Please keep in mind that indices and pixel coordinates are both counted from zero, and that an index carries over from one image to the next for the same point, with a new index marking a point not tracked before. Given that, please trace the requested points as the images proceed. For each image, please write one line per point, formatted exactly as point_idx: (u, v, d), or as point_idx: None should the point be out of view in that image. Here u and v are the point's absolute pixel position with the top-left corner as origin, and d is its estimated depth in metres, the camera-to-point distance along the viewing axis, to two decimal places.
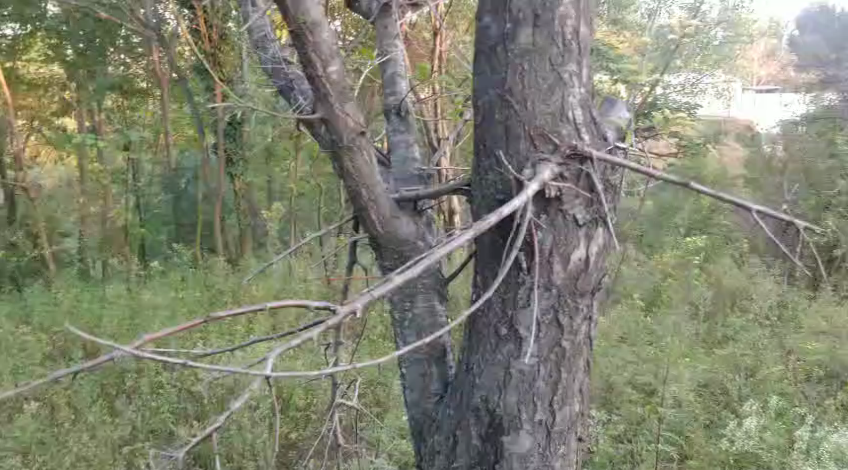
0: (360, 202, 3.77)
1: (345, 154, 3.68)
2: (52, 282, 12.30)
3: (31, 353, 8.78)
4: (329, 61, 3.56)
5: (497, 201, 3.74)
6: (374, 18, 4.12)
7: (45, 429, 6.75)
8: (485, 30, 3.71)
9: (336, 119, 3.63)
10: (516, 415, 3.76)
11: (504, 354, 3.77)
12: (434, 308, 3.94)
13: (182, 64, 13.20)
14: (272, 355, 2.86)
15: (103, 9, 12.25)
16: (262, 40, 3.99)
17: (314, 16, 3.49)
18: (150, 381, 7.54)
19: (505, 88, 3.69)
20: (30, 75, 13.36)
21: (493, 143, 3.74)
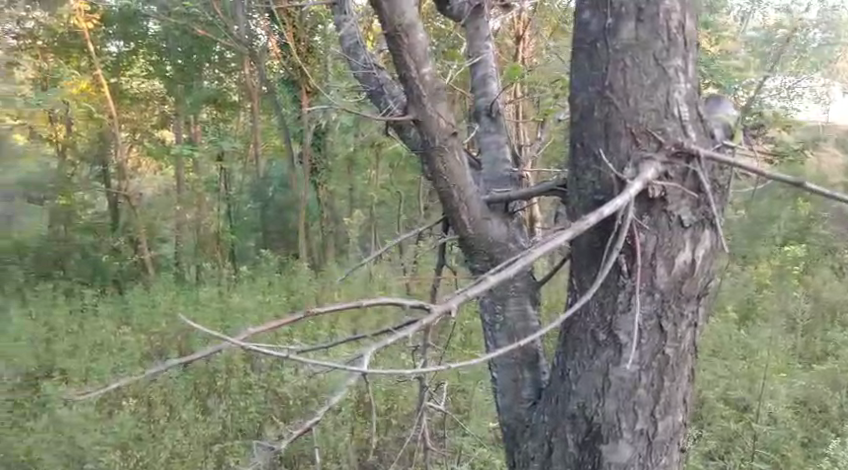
0: (450, 204, 3.44)
1: (436, 156, 3.36)
2: (148, 285, 12.72)
3: (130, 352, 9.18)
4: (423, 63, 3.22)
5: (595, 202, 3.10)
6: (464, 21, 3.81)
7: (143, 425, 7.08)
8: (583, 27, 3.10)
9: (429, 120, 3.30)
10: (615, 424, 3.15)
11: (603, 362, 3.15)
12: (526, 312, 3.56)
13: (270, 77, 13.59)
14: (367, 351, 2.57)
15: (200, 27, 12.82)
16: (354, 46, 3.94)
17: (410, 17, 3.16)
18: (239, 381, 7.84)
19: (604, 84, 3.06)
20: (134, 90, 14.02)
21: (591, 142, 3.10)
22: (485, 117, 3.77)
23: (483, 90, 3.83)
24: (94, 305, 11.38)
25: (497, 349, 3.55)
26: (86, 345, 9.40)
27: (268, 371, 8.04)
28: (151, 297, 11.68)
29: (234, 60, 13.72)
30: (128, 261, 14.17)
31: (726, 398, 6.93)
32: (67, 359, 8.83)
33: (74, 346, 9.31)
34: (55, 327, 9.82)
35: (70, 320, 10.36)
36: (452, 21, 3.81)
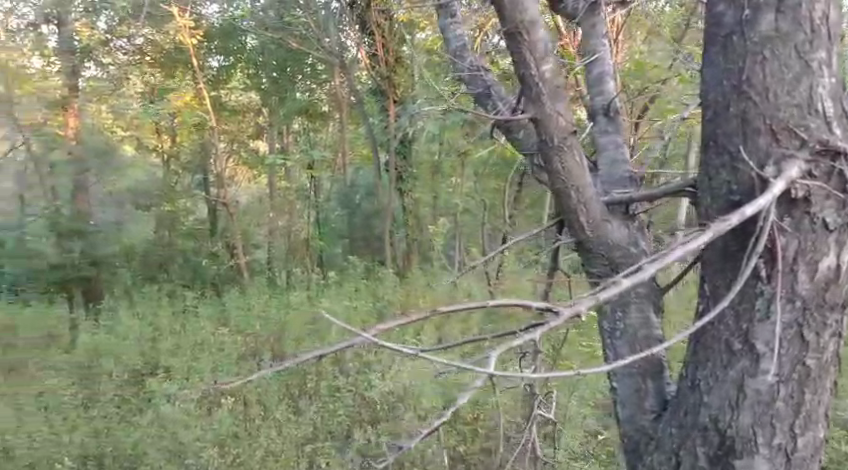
0: (569, 205, 3.46)
1: (555, 155, 3.38)
2: (243, 288, 13.09)
3: (228, 352, 9.48)
4: (543, 60, 3.27)
5: (731, 203, 3.09)
6: (579, 19, 3.85)
7: (240, 423, 7.57)
8: (717, 19, 3.11)
9: (549, 119, 3.33)
10: (751, 438, 3.08)
11: (737, 373, 3.09)
12: (648, 320, 3.54)
13: (359, 87, 13.73)
14: (495, 351, 2.53)
15: (294, 40, 13.08)
16: (460, 50, 4.04)
17: (532, 14, 3.20)
18: (328, 385, 8.33)
19: (741, 79, 3.04)
20: (232, 103, 14.14)
21: (726, 140, 3.10)
22: (602, 116, 3.82)
23: (600, 91, 3.82)
24: (195, 306, 11.87)
25: (617, 357, 3.52)
26: (187, 345, 9.79)
27: (356, 374, 8.58)
28: (247, 299, 11.98)
29: (326, 71, 13.83)
30: (225, 266, 14.42)
31: (835, 418, 6.65)
32: (170, 357, 9.31)
33: (175, 346, 9.73)
34: (159, 327, 10.30)
35: (172, 321, 10.86)
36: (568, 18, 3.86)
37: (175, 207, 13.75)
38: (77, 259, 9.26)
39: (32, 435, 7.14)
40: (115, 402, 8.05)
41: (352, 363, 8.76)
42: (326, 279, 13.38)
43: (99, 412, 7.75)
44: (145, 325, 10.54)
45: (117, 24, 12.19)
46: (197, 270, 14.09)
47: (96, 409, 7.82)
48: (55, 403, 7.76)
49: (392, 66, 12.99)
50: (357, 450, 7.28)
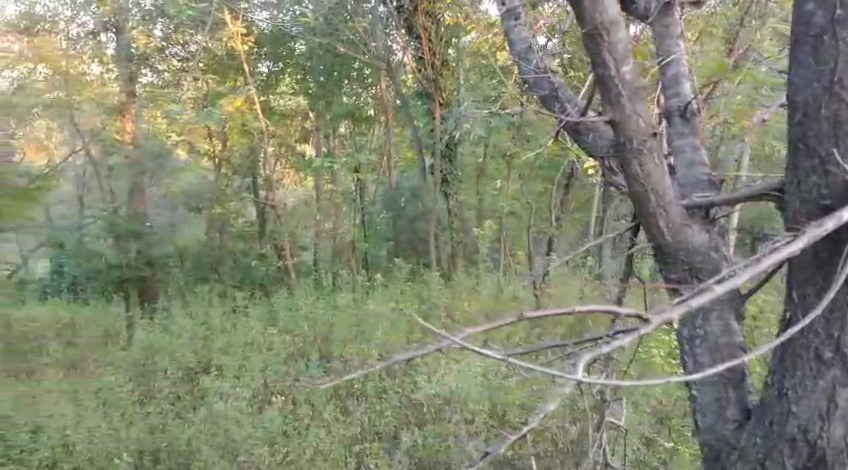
0: (648, 209, 3.56)
1: (634, 158, 3.46)
2: (292, 289, 13.15)
3: (277, 352, 9.64)
4: (623, 61, 3.31)
5: (821, 207, 3.16)
6: (652, 20, 3.88)
7: (290, 422, 7.80)
8: (807, 18, 3.17)
9: (628, 121, 3.40)
10: (843, 448, 3.17)
11: (828, 382, 3.16)
12: (729, 327, 3.62)
13: (404, 91, 13.69)
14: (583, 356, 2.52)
15: (343, 45, 13.06)
16: (526, 52, 4.18)
17: (613, 15, 3.25)
18: (376, 385, 8.46)
19: (832, 80, 3.12)
20: (282, 107, 14.31)
21: (817, 141, 3.16)
22: (677, 118, 3.88)
23: (674, 90, 3.89)
24: (245, 306, 12.05)
25: (699, 365, 3.61)
26: (238, 344, 9.97)
27: (403, 377, 8.64)
28: (294, 299, 12.10)
29: (372, 75, 13.84)
30: (274, 267, 14.52)
31: None
32: (222, 356, 9.51)
33: (226, 345, 9.91)
34: (209, 327, 10.51)
35: (223, 321, 11.05)
36: (641, 20, 3.84)
37: (225, 209, 14.01)
38: (133, 258, 11.66)
39: (92, 432, 7.32)
40: (170, 399, 8.39)
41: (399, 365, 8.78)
42: (372, 281, 13.47)
43: (155, 409, 8.08)
44: (198, 324, 10.79)
45: (172, 32, 13.35)
46: (246, 272, 14.25)
47: (152, 406, 8.16)
48: (114, 399, 8.09)
49: (439, 70, 13.00)
50: (405, 451, 7.40)
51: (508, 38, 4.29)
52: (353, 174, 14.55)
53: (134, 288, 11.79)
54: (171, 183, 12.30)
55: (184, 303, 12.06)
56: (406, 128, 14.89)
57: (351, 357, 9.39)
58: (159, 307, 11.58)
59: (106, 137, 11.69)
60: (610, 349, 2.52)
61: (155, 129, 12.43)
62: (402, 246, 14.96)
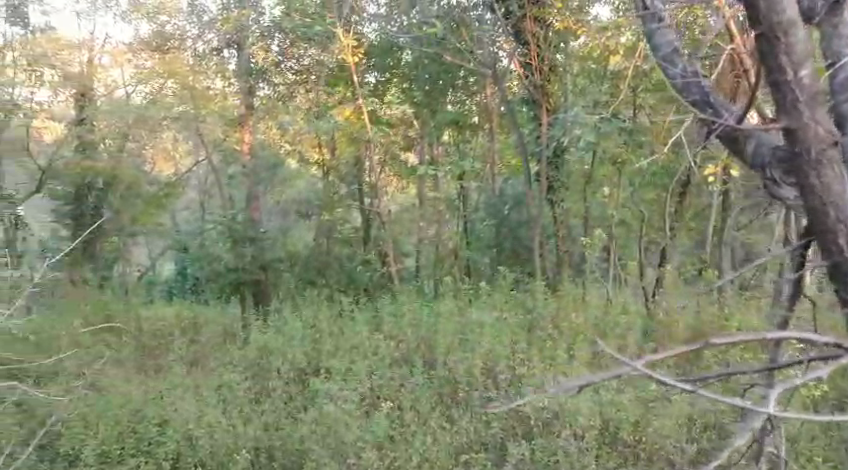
0: (831, 229, 3.53)
1: (812, 169, 3.53)
2: (395, 295, 13.06)
3: (382, 357, 9.70)
4: (800, 65, 3.47)
5: None
6: (821, 18, 3.78)
7: (395, 428, 8.04)
8: None
9: (805, 127, 3.52)
10: None
11: None
12: None
13: (510, 97, 13.59)
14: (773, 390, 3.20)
15: (448, 53, 13.33)
16: (670, 56, 4.32)
17: (789, 15, 3.46)
18: (481, 397, 8.53)
19: None
20: (387, 116, 13.83)
21: None
22: None
23: (846, 96, 3.63)
24: (350, 311, 12.14)
25: None
26: (345, 347, 10.13)
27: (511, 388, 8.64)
28: (398, 304, 12.16)
29: (478, 82, 14.09)
30: (377, 271, 14.13)
31: None
32: (330, 358, 9.86)
33: (334, 348, 10.11)
34: (317, 334, 10.69)
35: (331, 324, 11.23)
36: (806, 19, 3.83)
37: (331, 215, 14.29)
38: (248, 262, 13.14)
39: (213, 429, 8.30)
40: (282, 399, 9.04)
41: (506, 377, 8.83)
42: (476, 288, 13.47)
43: (269, 407, 8.83)
44: (306, 327, 11.07)
45: (288, 46, 13.86)
46: (351, 276, 13.98)
47: (265, 405, 8.89)
48: (232, 397, 9.06)
49: (546, 75, 12.61)
50: (513, 463, 7.44)
51: (650, 39, 4.46)
52: (456, 181, 14.50)
53: (249, 288, 13.37)
54: (283, 190, 14.06)
55: (294, 308, 12.38)
56: (509, 132, 14.53)
57: (455, 363, 9.34)
58: (272, 309, 12.45)
59: (227, 145, 14.28)
60: (799, 384, 3.22)
61: (271, 139, 14.19)
62: (502, 256, 14.46)
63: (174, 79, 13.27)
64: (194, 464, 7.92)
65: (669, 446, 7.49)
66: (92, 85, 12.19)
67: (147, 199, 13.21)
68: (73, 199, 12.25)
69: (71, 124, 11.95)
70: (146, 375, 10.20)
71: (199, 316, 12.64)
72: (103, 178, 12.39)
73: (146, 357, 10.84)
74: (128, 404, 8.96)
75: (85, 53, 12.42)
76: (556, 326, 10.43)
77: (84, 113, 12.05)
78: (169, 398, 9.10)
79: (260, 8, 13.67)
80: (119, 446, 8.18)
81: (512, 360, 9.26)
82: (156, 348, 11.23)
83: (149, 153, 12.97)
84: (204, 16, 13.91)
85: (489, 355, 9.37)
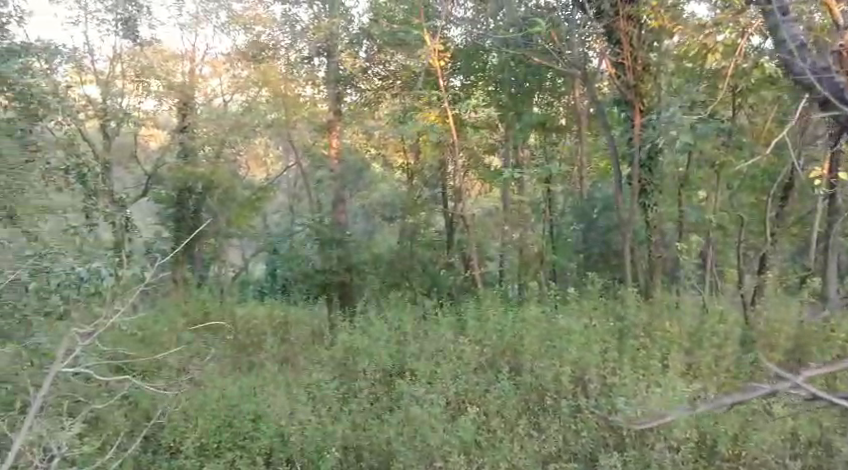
0: None
1: None
2: (478, 298, 12.93)
3: (467, 361, 9.65)
4: None
5: None
6: None
7: (482, 434, 7.99)
8: None
9: None
10: None
11: None
12: None
13: (600, 98, 13.51)
14: None
15: (536, 55, 13.04)
16: (801, 55, 5.24)
17: None
18: (570, 404, 8.38)
19: None
20: (474, 120, 13.22)
21: None
22: None
23: None
24: (434, 314, 12.12)
25: None
26: (431, 350, 10.12)
27: (602, 398, 8.44)
28: (484, 308, 12.10)
29: (565, 84, 14.15)
30: (462, 276, 14.30)
31: None
32: (416, 359, 9.87)
33: (419, 351, 10.10)
34: (402, 338, 10.70)
35: (416, 327, 11.23)
36: None
37: (415, 218, 14.50)
38: (335, 263, 13.52)
39: (304, 428, 8.38)
40: (369, 399, 9.09)
41: (596, 387, 8.60)
42: (563, 294, 13.31)
43: (356, 406, 8.89)
44: (392, 329, 11.10)
45: (375, 53, 13.77)
46: (434, 279, 14.24)
47: (354, 404, 8.96)
48: (321, 396, 9.15)
49: (639, 75, 12.36)
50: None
51: (774, 33, 5.36)
52: (542, 185, 14.45)
53: (335, 290, 13.61)
54: (369, 193, 14.65)
55: (380, 311, 12.43)
56: (598, 136, 14.79)
57: (542, 367, 9.23)
58: (358, 310, 12.55)
59: (317, 151, 14.49)
60: None
61: (358, 143, 14.06)
62: (593, 260, 14.64)
63: (267, 88, 13.73)
64: (284, 459, 8.10)
65: (770, 462, 7.31)
66: (192, 94, 13.37)
67: (242, 202, 14.70)
68: (175, 201, 13.86)
69: (175, 131, 13.35)
70: (240, 371, 10.38)
71: (289, 315, 12.84)
72: (202, 182, 13.68)
73: (241, 354, 11.06)
74: (226, 398, 9.13)
75: (187, 63, 13.56)
76: (647, 334, 10.19)
77: (185, 121, 13.34)
78: (262, 394, 9.23)
79: (350, 16, 13.87)
80: (216, 439, 8.39)
81: (602, 368, 9.05)
82: (248, 347, 11.43)
83: (243, 159, 14.12)
84: (297, 25, 13.83)
85: (578, 362, 9.17)
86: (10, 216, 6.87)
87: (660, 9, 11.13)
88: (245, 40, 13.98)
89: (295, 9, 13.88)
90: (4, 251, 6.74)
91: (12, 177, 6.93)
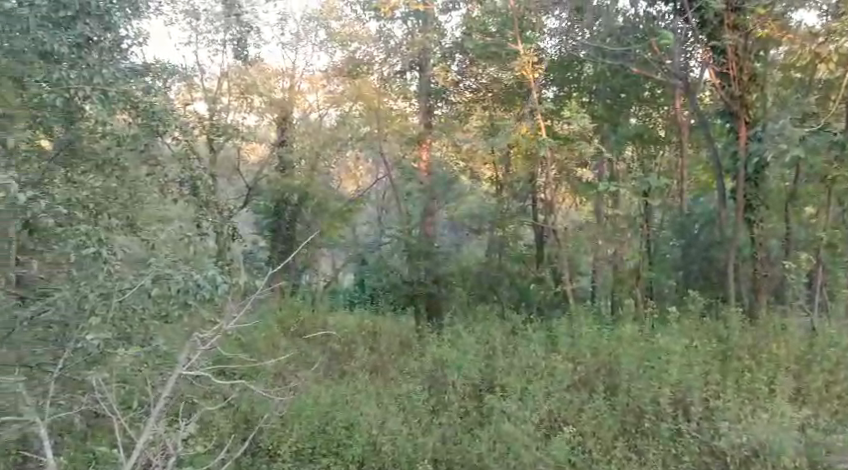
0: None
1: None
2: (571, 314, 12.60)
3: (561, 378, 9.31)
4: None
5: None
6: None
7: (584, 457, 7.83)
8: None
9: None
10: None
11: None
12: None
13: (703, 110, 13.06)
14: None
15: (633, 65, 12.78)
16: None
17: None
18: (669, 428, 8.05)
19: None
20: (565, 131, 12.55)
21: None
22: None
23: None
24: (524, 329, 11.87)
25: None
26: (519, 367, 9.82)
27: (705, 422, 8.06)
28: (575, 322, 11.82)
29: (665, 94, 13.75)
30: (553, 291, 13.90)
31: None
32: (505, 375, 9.63)
33: (508, 366, 9.88)
34: (493, 352, 10.52)
35: (507, 342, 11.02)
36: None
37: (504, 232, 14.01)
38: (422, 274, 13.59)
39: (396, 436, 8.33)
40: (459, 413, 8.92)
41: (700, 410, 8.21)
42: (660, 312, 12.87)
43: (448, 419, 8.74)
44: (484, 344, 10.88)
45: (468, 65, 13.76)
46: (523, 293, 14.10)
47: (444, 417, 8.82)
48: (411, 406, 9.06)
49: (743, 86, 11.50)
50: None
51: None
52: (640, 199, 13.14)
53: (422, 301, 13.65)
54: (456, 208, 13.91)
55: (468, 324, 12.31)
56: (701, 147, 14.27)
57: (642, 383, 8.88)
58: (445, 322, 12.44)
59: (406, 164, 14.24)
60: None
61: (448, 157, 13.90)
62: (693, 276, 13.80)
63: (360, 102, 14.34)
64: (378, 467, 8.11)
65: None
66: (291, 109, 14.74)
67: (334, 212, 15.74)
68: (274, 214, 15.20)
69: (274, 144, 14.76)
70: (331, 379, 10.37)
71: (379, 323, 12.84)
72: (298, 193, 14.96)
73: (334, 362, 11.04)
74: (319, 404, 9.11)
75: (288, 80, 14.87)
76: (754, 356, 9.68)
77: (283, 135, 14.75)
78: (355, 402, 9.18)
79: (443, 31, 13.70)
80: (312, 444, 8.45)
81: (705, 390, 8.62)
82: (343, 353, 11.46)
83: (335, 172, 15.30)
84: (391, 40, 14.06)
85: (678, 384, 8.73)
86: (130, 224, 6.99)
87: (768, 17, 10.81)
88: (341, 56, 14.73)
89: (390, 25, 13.91)
90: (124, 257, 6.67)
91: (132, 188, 7.27)
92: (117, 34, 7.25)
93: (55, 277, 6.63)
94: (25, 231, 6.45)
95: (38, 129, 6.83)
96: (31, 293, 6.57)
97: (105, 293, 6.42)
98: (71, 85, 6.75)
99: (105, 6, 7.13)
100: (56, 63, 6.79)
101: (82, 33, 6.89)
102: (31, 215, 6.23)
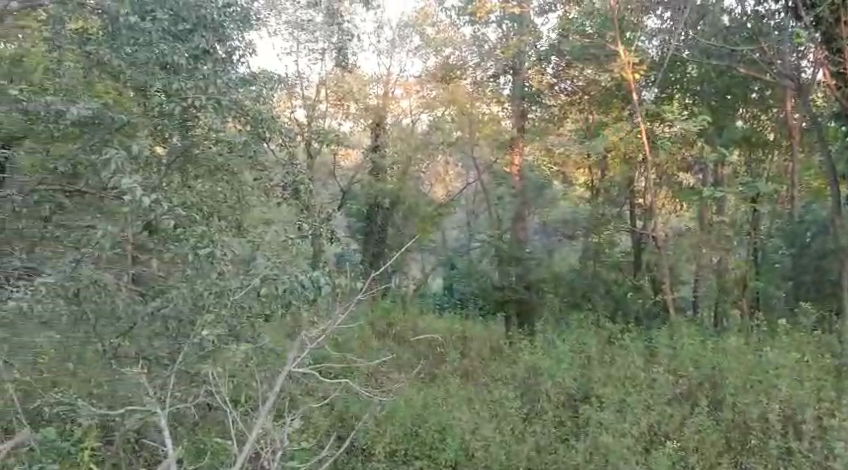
0: None
1: None
2: (671, 322, 12.26)
3: (663, 391, 9.07)
4: None
5: None
6: None
7: None
8: None
9: None
10: None
11: None
12: None
13: (818, 112, 12.43)
14: None
15: (743, 65, 12.46)
16: None
17: None
18: (779, 445, 7.79)
19: None
20: (667, 135, 12.12)
21: None
22: None
23: None
24: (621, 337, 11.61)
25: None
26: (617, 379, 9.57)
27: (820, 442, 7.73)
28: (674, 332, 11.49)
29: (772, 96, 13.13)
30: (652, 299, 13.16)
31: None
32: (604, 385, 9.40)
33: (604, 376, 9.66)
34: (589, 360, 10.38)
35: (603, 351, 10.80)
36: None
37: (598, 238, 13.69)
38: (514, 281, 13.78)
39: (489, 441, 8.33)
40: (554, 422, 8.80)
41: (813, 429, 7.89)
42: (767, 322, 12.38)
43: (540, 428, 8.62)
44: (578, 353, 10.69)
45: (563, 68, 13.61)
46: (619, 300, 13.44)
47: (538, 425, 8.69)
48: (504, 412, 8.99)
49: None
50: None
51: None
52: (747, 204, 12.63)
53: (512, 306, 13.72)
54: (549, 210, 13.77)
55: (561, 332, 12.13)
56: (812, 150, 13.09)
57: (748, 397, 8.56)
58: (537, 330, 12.27)
59: (499, 169, 14.33)
60: None
61: (540, 160, 13.57)
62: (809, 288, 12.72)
63: (453, 107, 14.38)
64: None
65: None
66: (385, 115, 14.92)
67: (425, 216, 15.74)
68: (366, 216, 15.86)
69: (368, 149, 14.94)
70: (425, 381, 10.41)
71: (466, 329, 12.72)
72: (390, 198, 15.17)
73: (426, 365, 11.07)
74: (413, 406, 9.21)
75: (381, 86, 15.06)
76: None
77: (377, 140, 14.98)
78: (447, 406, 9.24)
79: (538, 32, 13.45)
80: (405, 446, 8.50)
81: (818, 407, 8.25)
82: (439, 357, 11.45)
83: (427, 177, 15.56)
84: (485, 45, 14.53)
85: (789, 399, 8.30)
86: (238, 226, 7.14)
87: None
88: (435, 61, 15.14)
89: (484, 29, 14.46)
90: (233, 260, 6.62)
91: (238, 193, 7.18)
92: (229, 46, 7.19)
93: (173, 275, 6.66)
94: (144, 233, 6.29)
95: (155, 136, 6.74)
96: (150, 289, 6.52)
97: (219, 291, 6.32)
98: (188, 94, 6.62)
99: (219, 19, 7.04)
100: (175, 73, 6.77)
101: (197, 45, 6.85)
102: (155, 218, 5.99)
